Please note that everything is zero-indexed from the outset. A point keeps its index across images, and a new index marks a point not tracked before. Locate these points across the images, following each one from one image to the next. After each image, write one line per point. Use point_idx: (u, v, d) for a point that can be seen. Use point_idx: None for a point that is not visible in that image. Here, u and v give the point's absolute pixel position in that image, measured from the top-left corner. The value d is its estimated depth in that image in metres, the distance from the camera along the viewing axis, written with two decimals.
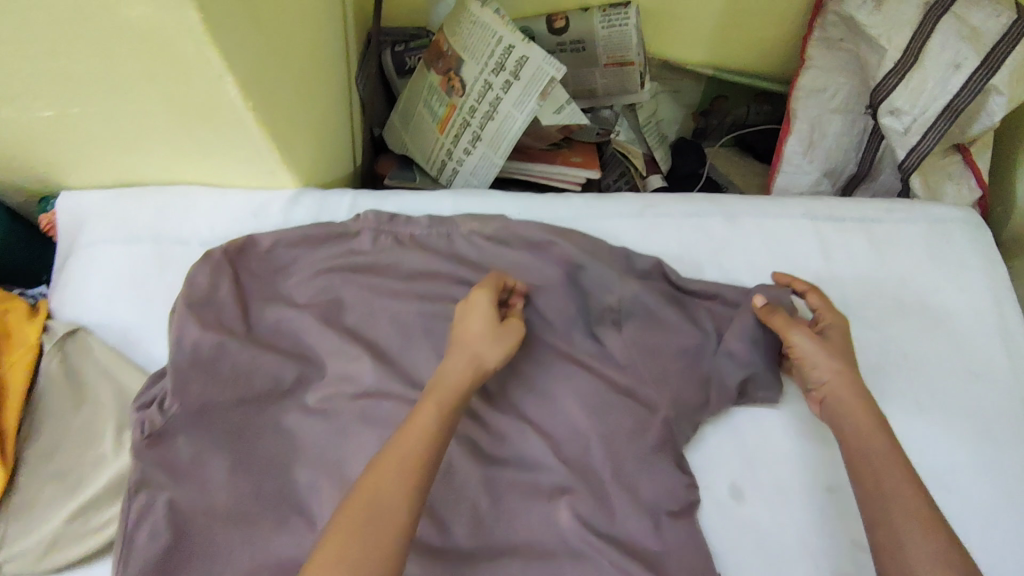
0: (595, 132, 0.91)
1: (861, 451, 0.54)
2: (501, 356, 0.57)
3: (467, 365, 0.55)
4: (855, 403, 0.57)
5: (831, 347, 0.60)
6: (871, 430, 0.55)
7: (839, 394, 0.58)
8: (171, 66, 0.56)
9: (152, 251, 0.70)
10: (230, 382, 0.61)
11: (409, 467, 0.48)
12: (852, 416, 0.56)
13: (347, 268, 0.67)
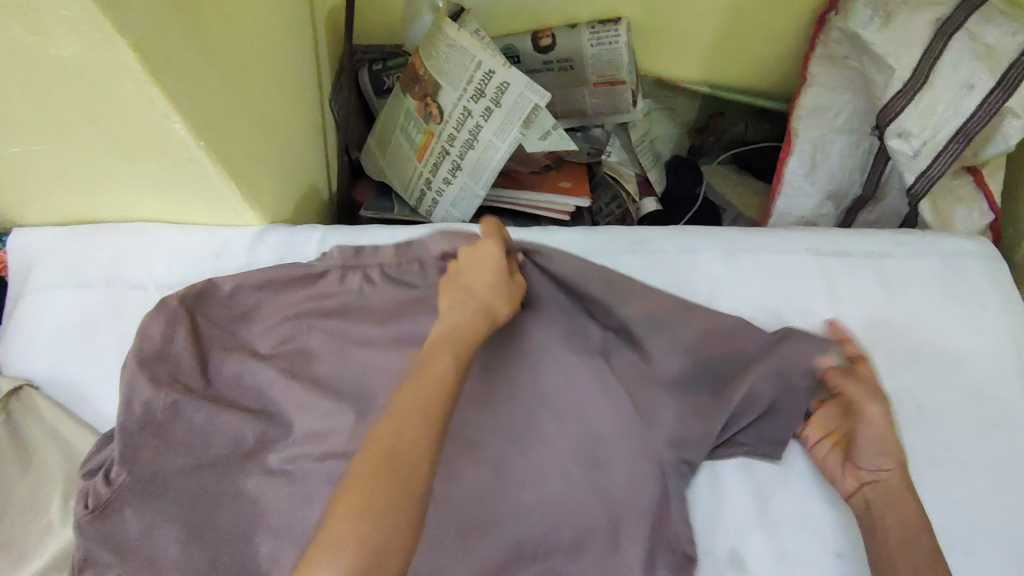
0: (585, 153, 0.87)
1: (906, 548, 0.53)
2: (508, 308, 0.56)
3: (479, 315, 0.54)
4: (907, 501, 0.55)
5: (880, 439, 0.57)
6: (916, 530, 0.54)
7: (890, 489, 0.56)
8: (113, 106, 0.51)
9: (105, 297, 0.65)
10: (185, 445, 0.56)
11: (431, 415, 0.47)
12: (900, 513, 0.55)
13: (315, 315, 0.62)
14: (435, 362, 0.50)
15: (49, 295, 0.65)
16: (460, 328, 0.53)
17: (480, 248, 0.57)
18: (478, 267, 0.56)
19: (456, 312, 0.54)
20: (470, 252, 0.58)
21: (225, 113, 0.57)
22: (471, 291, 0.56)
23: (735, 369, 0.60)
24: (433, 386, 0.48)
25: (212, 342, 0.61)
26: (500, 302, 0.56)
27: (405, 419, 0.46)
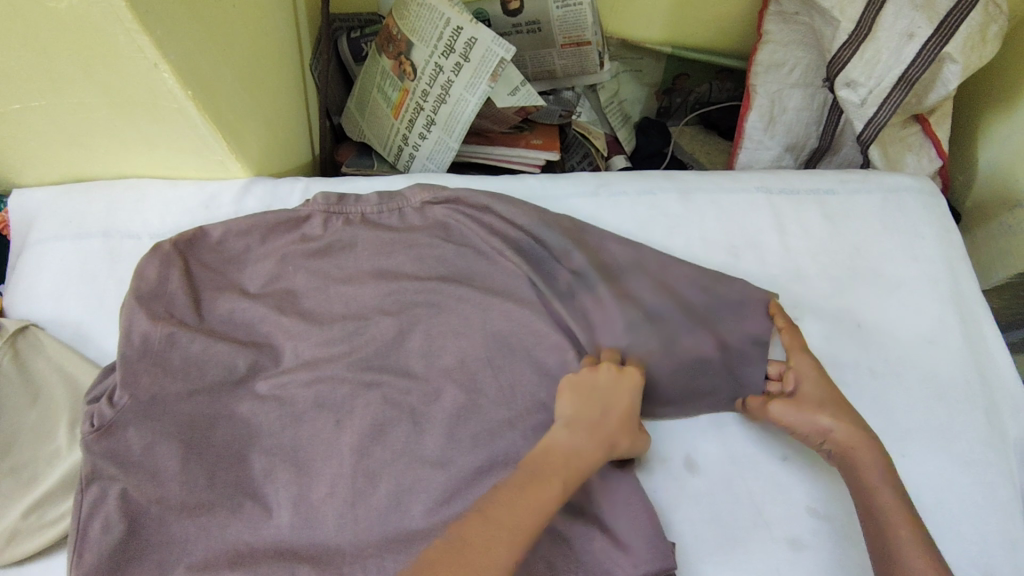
0: (557, 113, 0.91)
1: (870, 504, 0.55)
2: (628, 444, 0.58)
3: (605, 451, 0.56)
4: (860, 455, 0.57)
5: (804, 402, 0.60)
6: (873, 483, 0.55)
7: (838, 448, 0.58)
8: (107, 58, 0.55)
9: (103, 245, 0.69)
10: (182, 373, 0.60)
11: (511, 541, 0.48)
12: (857, 470, 0.56)
13: (299, 256, 0.67)
14: (544, 489, 0.52)
15: (48, 245, 0.69)
16: (580, 460, 0.55)
17: (621, 393, 0.59)
18: (611, 386, 0.59)
19: (573, 438, 0.56)
20: (610, 384, 0.59)
21: (211, 67, 0.61)
22: (609, 439, 0.57)
23: (688, 294, 0.65)
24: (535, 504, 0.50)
25: (204, 282, 0.65)
26: (625, 439, 0.57)
27: (497, 536, 0.48)
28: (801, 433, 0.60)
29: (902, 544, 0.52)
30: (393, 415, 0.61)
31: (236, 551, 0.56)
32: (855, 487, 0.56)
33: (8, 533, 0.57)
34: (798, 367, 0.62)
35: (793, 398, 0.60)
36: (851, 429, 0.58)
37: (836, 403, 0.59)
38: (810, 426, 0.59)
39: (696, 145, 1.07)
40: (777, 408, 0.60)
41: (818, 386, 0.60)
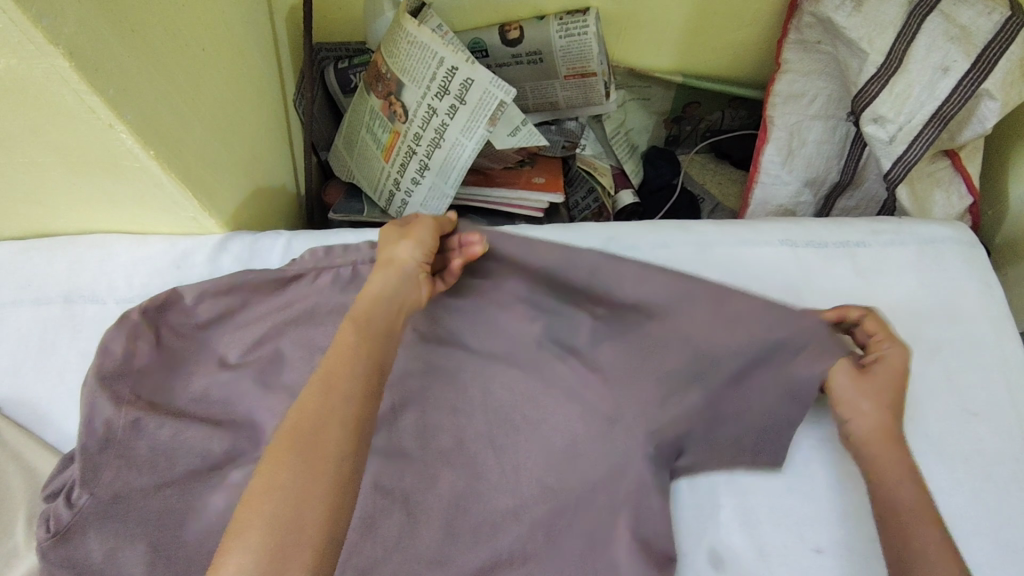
0: (561, 145, 0.86)
1: (893, 501, 0.51)
2: (416, 248, 0.55)
3: (385, 273, 0.54)
4: (891, 446, 0.53)
5: (875, 387, 0.54)
6: (898, 471, 0.52)
7: (870, 433, 0.54)
8: (56, 118, 0.49)
9: (64, 313, 0.63)
10: (148, 464, 0.54)
11: (333, 380, 0.46)
12: (884, 461, 0.52)
13: (282, 323, 0.61)
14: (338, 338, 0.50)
15: (5, 312, 0.63)
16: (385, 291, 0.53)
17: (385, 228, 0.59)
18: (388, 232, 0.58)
19: (378, 271, 0.55)
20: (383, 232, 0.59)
21: (177, 120, 0.55)
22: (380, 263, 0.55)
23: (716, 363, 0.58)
24: (336, 353, 0.48)
25: (176, 356, 0.59)
26: (405, 251, 0.55)
27: (317, 407, 0.45)
28: (840, 410, 0.55)
29: (920, 543, 0.49)
30: (385, 505, 0.55)
31: None
32: (879, 476, 0.52)
33: None
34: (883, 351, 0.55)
35: (863, 378, 0.54)
36: (895, 419, 0.53)
37: (898, 395, 0.54)
38: (865, 408, 0.54)
39: (707, 175, 0.99)
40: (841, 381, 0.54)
41: (891, 373, 0.55)
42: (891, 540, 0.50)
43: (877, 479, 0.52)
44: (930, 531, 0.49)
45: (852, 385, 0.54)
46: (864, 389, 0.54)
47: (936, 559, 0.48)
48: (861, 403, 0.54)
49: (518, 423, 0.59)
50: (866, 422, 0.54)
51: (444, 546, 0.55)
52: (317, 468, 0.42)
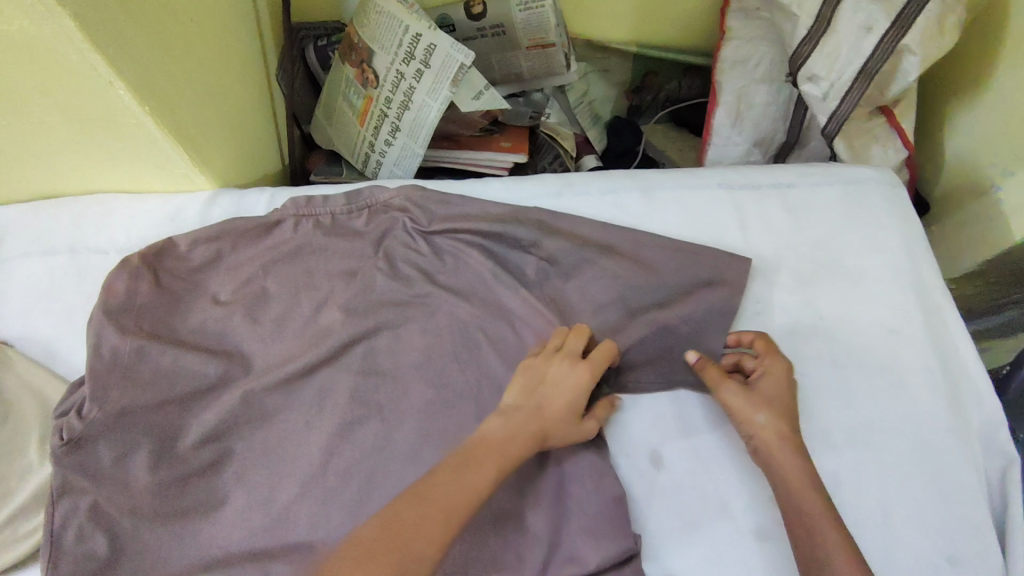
0: (527, 114, 0.91)
1: (800, 509, 0.54)
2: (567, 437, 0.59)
3: (534, 437, 0.57)
4: (784, 452, 0.57)
5: (759, 397, 0.60)
6: (795, 474, 0.56)
7: (766, 443, 0.58)
8: (64, 78, 0.56)
9: (70, 262, 0.69)
10: (151, 384, 0.60)
11: (439, 517, 0.48)
12: (782, 469, 0.57)
13: (267, 263, 0.68)
14: (467, 476, 0.52)
15: (17, 262, 0.70)
16: (508, 445, 0.55)
17: (568, 369, 0.60)
18: (562, 383, 0.59)
19: (526, 418, 0.57)
20: (560, 371, 0.60)
21: (168, 83, 0.62)
22: (541, 411, 0.58)
23: (650, 287, 0.67)
24: (464, 488, 0.51)
25: (174, 295, 0.66)
26: (559, 432, 0.58)
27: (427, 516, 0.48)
28: (740, 423, 0.60)
29: (826, 551, 0.51)
30: (362, 416, 0.62)
31: (213, 554, 0.57)
32: (784, 483, 0.56)
33: None
34: (769, 367, 0.62)
35: (750, 390, 0.61)
36: (787, 428, 0.58)
37: (787, 406, 0.60)
38: (752, 416, 0.59)
39: (668, 143, 1.06)
40: (730, 393, 0.61)
41: (778, 386, 0.61)
42: (806, 544, 0.53)
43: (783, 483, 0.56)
44: (831, 528, 0.53)
45: (739, 396, 0.60)
46: (753, 401, 0.60)
47: (840, 559, 0.51)
48: (751, 415, 0.59)
49: (481, 346, 0.65)
50: (761, 431, 0.58)
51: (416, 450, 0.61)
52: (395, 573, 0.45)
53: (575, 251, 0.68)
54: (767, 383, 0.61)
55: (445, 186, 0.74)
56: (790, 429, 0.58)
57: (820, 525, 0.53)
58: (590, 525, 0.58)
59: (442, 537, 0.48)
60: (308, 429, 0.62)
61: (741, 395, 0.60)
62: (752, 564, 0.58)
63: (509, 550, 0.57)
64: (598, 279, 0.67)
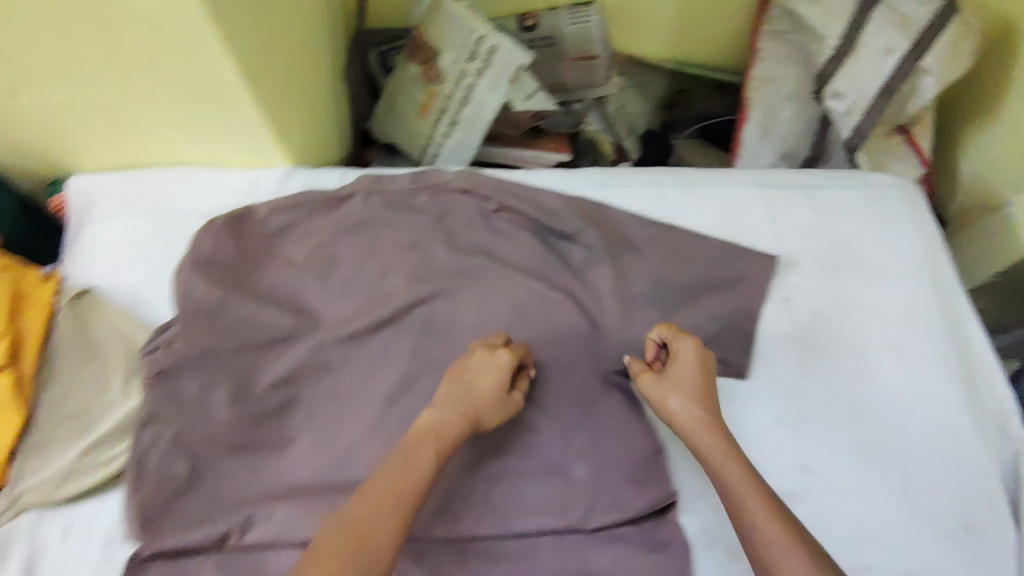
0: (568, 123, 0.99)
1: (726, 486, 0.54)
2: (494, 417, 0.59)
3: (461, 418, 0.57)
4: (702, 432, 0.57)
5: (669, 382, 0.60)
6: (716, 451, 0.56)
7: (686, 424, 0.58)
8: (181, 54, 0.64)
9: (157, 224, 0.76)
10: (233, 329, 0.67)
11: (395, 504, 0.50)
12: (705, 446, 0.57)
13: (337, 231, 0.74)
14: (403, 467, 0.53)
15: (109, 222, 0.77)
16: (442, 431, 0.56)
17: (491, 358, 0.61)
18: (482, 368, 0.60)
19: (447, 404, 0.58)
20: (481, 359, 0.61)
21: (265, 66, 0.69)
22: (465, 395, 0.59)
23: (689, 268, 0.72)
24: (409, 479, 0.52)
25: (252, 255, 0.72)
26: (487, 414, 0.59)
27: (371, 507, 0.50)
28: (662, 413, 0.61)
29: (754, 523, 0.51)
30: (420, 370, 0.68)
31: (285, 489, 0.62)
32: (712, 458, 0.56)
33: (66, 471, 0.62)
34: (679, 349, 0.62)
35: (663, 379, 0.61)
36: (700, 408, 0.59)
37: (699, 385, 0.60)
38: (668, 403, 0.60)
39: (698, 158, 1.12)
40: (647, 385, 0.62)
41: (686, 367, 0.61)
42: (738, 517, 0.52)
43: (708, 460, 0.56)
44: (752, 497, 0.52)
45: (655, 387, 0.61)
46: (664, 389, 0.60)
47: (766, 528, 0.50)
48: (666, 400, 0.60)
49: (531, 314, 0.71)
50: (680, 412, 0.59)
51: None
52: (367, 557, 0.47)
53: (618, 235, 0.74)
54: (676, 367, 0.61)
55: (502, 173, 0.80)
56: (710, 411, 0.58)
57: (744, 495, 0.52)
58: (632, 476, 0.62)
59: (399, 515, 0.50)
60: (369, 380, 0.67)
61: (654, 381, 0.61)
62: None
63: (555, 495, 0.62)
64: (640, 260, 0.73)
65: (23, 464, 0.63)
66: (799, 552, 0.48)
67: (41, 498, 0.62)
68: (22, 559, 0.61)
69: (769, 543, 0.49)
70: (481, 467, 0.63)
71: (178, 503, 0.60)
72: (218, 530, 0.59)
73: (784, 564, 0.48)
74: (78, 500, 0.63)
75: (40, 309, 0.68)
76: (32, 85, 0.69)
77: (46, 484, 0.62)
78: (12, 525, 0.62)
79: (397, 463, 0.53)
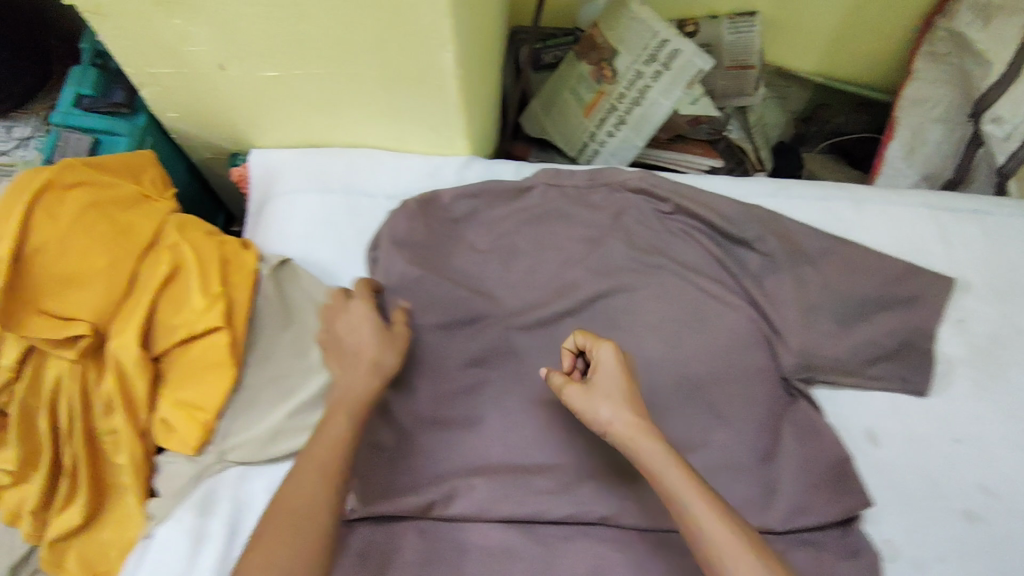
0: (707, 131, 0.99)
1: (675, 497, 0.52)
2: (393, 357, 0.64)
3: (370, 373, 0.62)
4: (639, 439, 0.54)
5: (600, 390, 0.57)
6: (663, 464, 0.53)
7: (624, 436, 0.55)
8: (405, 38, 0.66)
9: (345, 201, 0.79)
10: (434, 306, 0.70)
11: (327, 474, 0.56)
12: (647, 458, 0.54)
13: (520, 221, 0.76)
14: (320, 441, 0.58)
15: (298, 195, 0.80)
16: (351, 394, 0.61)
17: (350, 308, 0.66)
18: (354, 319, 0.65)
19: (350, 372, 0.62)
20: (347, 319, 0.65)
21: (470, 53, 0.71)
22: (360, 354, 0.63)
23: (867, 285, 0.73)
24: (328, 448, 0.58)
25: (441, 239, 0.75)
26: (387, 359, 0.64)
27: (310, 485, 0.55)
28: (592, 420, 0.57)
29: (712, 535, 0.50)
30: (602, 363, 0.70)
31: (482, 465, 0.65)
32: (654, 473, 0.53)
33: (276, 429, 0.65)
34: (600, 354, 0.58)
35: (589, 386, 0.57)
36: (637, 415, 0.55)
37: (629, 390, 0.57)
38: (603, 411, 0.56)
39: (829, 172, 1.11)
40: (572, 394, 0.57)
41: (613, 372, 0.57)
42: (687, 528, 0.51)
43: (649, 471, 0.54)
44: (705, 509, 0.51)
45: (582, 396, 0.57)
46: (596, 397, 0.56)
47: (731, 540, 0.50)
48: (598, 411, 0.56)
49: (711, 316, 0.72)
50: (616, 423, 0.55)
51: (653, 399, 0.69)
52: (315, 534, 0.53)
53: (796, 246, 0.75)
54: (598, 372, 0.58)
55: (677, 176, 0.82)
56: (642, 417, 0.55)
57: (693, 506, 0.51)
58: (820, 482, 0.64)
59: (330, 480, 0.56)
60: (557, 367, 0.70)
61: (580, 392, 0.57)
62: (953, 536, 0.65)
63: (740, 492, 0.64)
64: (818, 272, 0.74)
65: (230, 421, 0.66)
66: (753, 558, 0.49)
67: (249, 454, 0.65)
68: (231, 510, 0.64)
69: (727, 553, 0.49)
70: (669, 460, 0.66)
71: (386, 466, 0.64)
72: (424, 500, 0.62)
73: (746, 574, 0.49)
74: (279, 460, 0.66)
75: (244, 273, 0.71)
76: (250, 60, 0.73)
77: (255, 441, 0.65)
78: (218, 478, 0.66)
79: (321, 449, 0.58)
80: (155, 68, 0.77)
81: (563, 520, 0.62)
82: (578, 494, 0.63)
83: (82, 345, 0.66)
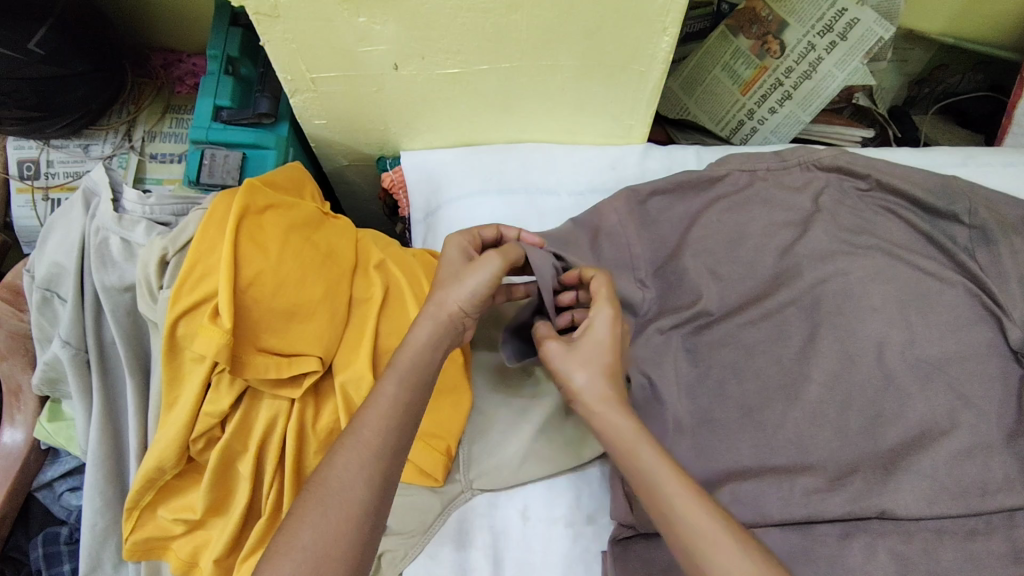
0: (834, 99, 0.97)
1: (632, 469, 0.51)
2: (467, 293, 0.58)
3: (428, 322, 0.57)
4: (606, 411, 0.54)
5: (580, 354, 0.56)
6: (633, 440, 0.52)
7: (593, 403, 0.54)
8: (625, 26, 0.62)
9: (527, 201, 0.77)
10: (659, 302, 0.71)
11: (373, 452, 0.50)
12: (614, 432, 0.53)
13: (718, 210, 0.74)
14: (373, 406, 0.52)
15: (477, 200, 0.77)
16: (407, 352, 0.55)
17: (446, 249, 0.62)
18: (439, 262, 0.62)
19: (426, 322, 0.57)
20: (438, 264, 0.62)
21: None
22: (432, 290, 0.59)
23: None
24: (382, 423, 0.51)
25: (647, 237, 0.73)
26: (449, 297, 0.58)
27: (355, 468, 0.49)
28: (559, 381, 0.56)
29: (677, 513, 0.48)
30: (833, 352, 0.67)
31: (736, 470, 0.64)
32: (614, 445, 0.53)
33: (525, 453, 0.62)
34: (594, 316, 0.57)
35: (569, 348, 0.56)
36: (606, 388, 0.54)
37: (611, 364, 0.56)
38: (576, 373, 0.55)
39: (936, 132, 1.12)
40: (551, 351, 0.57)
41: (603, 338, 0.56)
42: (653, 504, 0.50)
43: (612, 446, 0.53)
44: (683, 491, 0.49)
45: (562, 356, 0.56)
46: (572, 359, 0.56)
47: (689, 511, 0.48)
48: (573, 376, 0.55)
49: (931, 294, 0.70)
50: (588, 392, 0.54)
51: (887, 386, 0.66)
52: (346, 520, 0.47)
53: (1001, 216, 0.73)
54: (589, 341, 0.56)
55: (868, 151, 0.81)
56: (609, 383, 0.55)
57: (665, 482, 0.50)
58: None
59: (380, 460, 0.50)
60: (791, 361, 0.67)
61: (563, 350, 0.56)
62: None
63: (1000, 470, 0.63)
64: None
65: (470, 448, 0.63)
66: (730, 541, 0.47)
67: (500, 480, 0.62)
68: (489, 541, 0.62)
69: (686, 529, 0.48)
70: (926, 446, 0.63)
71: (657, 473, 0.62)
72: None
73: (724, 562, 0.46)
74: (529, 482, 0.63)
75: None
76: (431, 58, 0.66)
77: (503, 467, 0.62)
78: (468, 506, 0.63)
79: (374, 420, 0.51)
80: (316, 72, 0.67)
81: (841, 518, 0.61)
82: (848, 490, 0.61)
83: (308, 382, 0.61)
